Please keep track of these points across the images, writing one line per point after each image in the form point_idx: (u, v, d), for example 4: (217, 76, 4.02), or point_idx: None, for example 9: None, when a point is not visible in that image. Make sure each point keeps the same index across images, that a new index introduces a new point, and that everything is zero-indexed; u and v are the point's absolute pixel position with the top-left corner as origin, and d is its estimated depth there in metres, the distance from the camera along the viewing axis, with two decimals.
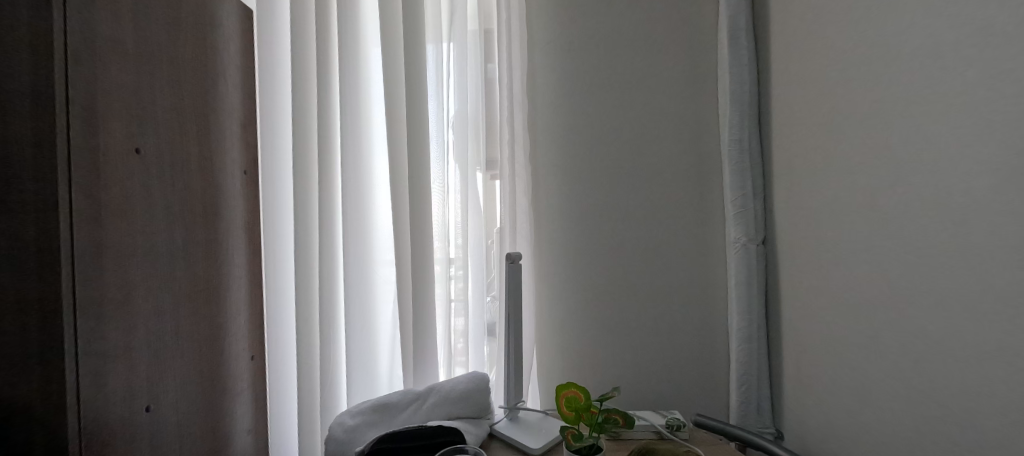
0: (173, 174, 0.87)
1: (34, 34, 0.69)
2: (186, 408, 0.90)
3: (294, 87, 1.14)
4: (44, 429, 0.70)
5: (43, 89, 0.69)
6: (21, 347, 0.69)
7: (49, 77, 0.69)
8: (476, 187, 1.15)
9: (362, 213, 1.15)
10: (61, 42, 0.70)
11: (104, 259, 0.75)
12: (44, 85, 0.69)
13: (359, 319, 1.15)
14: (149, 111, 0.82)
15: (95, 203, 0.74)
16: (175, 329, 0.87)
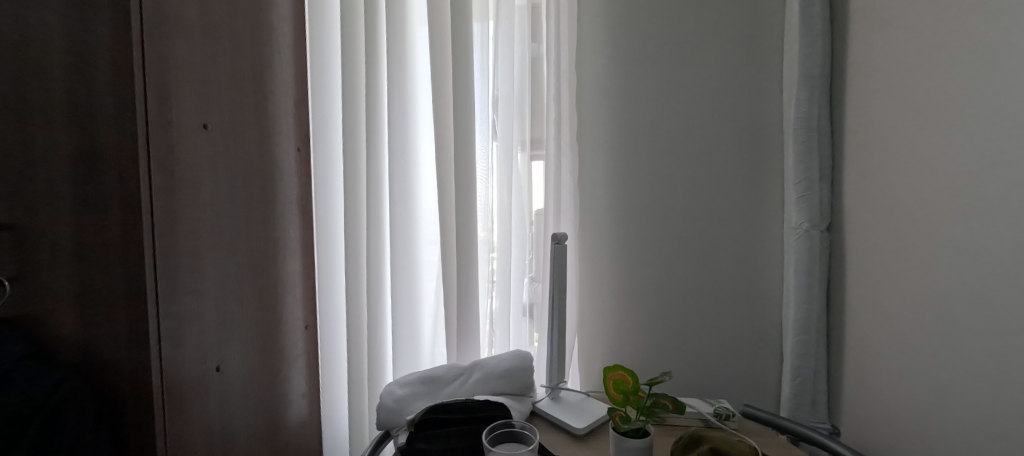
0: (235, 149, 0.91)
1: (115, 11, 0.73)
2: (250, 370, 0.97)
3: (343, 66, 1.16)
4: (133, 382, 0.77)
5: (123, 67, 0.73)
6: (114, 305, 0.76)
7: (129, 54, 0.73)
8: (519, 167, 1.15)
9: (408, 191, 1.17)
10: (137, 21, 0.73)
11: (179, 229, 0.81)
12: (125, 62, 0.73)
13: (405, 294, 1.18)
14: (214, 87, 0.86)
15: (169, 176, 0.79)
16: (238, 297, 0.93)
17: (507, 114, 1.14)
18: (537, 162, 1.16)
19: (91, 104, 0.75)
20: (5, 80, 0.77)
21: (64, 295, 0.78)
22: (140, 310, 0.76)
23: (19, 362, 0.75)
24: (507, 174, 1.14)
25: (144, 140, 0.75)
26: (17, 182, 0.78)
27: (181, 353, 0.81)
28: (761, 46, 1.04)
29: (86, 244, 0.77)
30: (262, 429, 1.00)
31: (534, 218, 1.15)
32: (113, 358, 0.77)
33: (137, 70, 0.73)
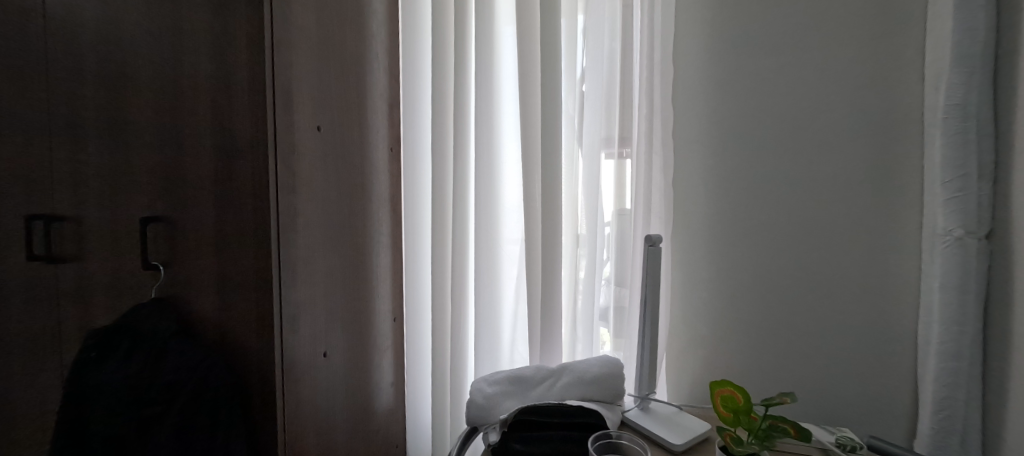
0: (339, 152, 0.98)
1: (252, 25, 0.81)
2: (350, 356, 1.04)
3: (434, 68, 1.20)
4: (259, 360, 0.85)
5: (258, 75, 0.82)
6: (246, 289, 0.86)
7: (263, 64, 0.81)
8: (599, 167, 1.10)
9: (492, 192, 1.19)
10: (270, 33, 0.81)
11: (299, 222, 0.88)
12: (259, 70, 0.82)
13: (486, 294, 1.19)
14: (327, 92, 0.94)
15: (292, 174, 0.86)
16: (341, 290, 1.00)
17: (595, 111, 1.11)
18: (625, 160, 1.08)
19: (230, 114, 0.84)
20: (166, 90, 0.90)
21: (205, 281, 0.89)
22: (267, 300, 0.84)
23: (170, 339, 0.87)
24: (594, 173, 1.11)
25: (272, 145, 0.83)
26: (173, 180, 0.91)
27: (298, 336, 0.89)
28: (897, 23, 0.90)
29: (223, 238, 0.87)
30: (356, 413, 1.06)
31: (618, 220, 1.09)
32: (244, 341, 0.86)
33: (269, 78, 0.82)
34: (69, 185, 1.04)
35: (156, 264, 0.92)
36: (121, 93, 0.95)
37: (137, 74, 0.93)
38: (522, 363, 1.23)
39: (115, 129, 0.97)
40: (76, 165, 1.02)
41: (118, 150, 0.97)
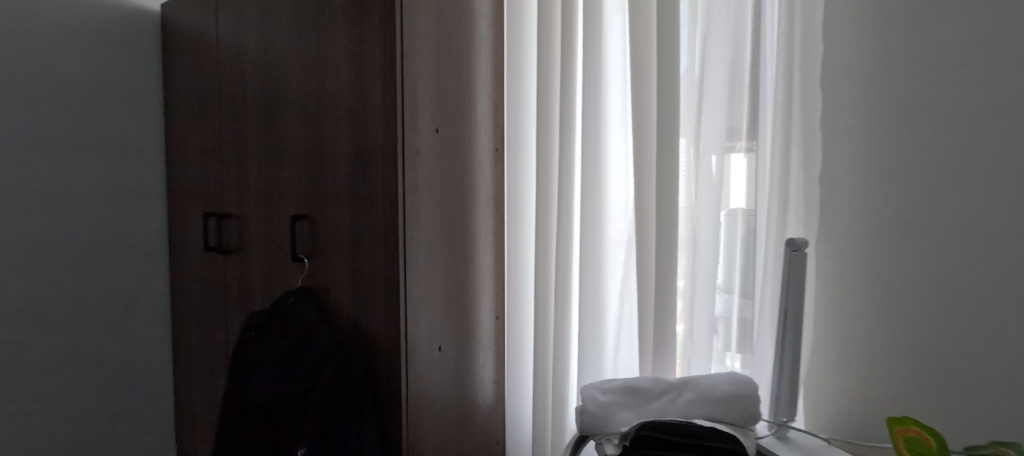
0: (451, 153, 1.03)
1: (384, 38, 0.88)
2: (459, 351, 1.07)
3: (539, 65, 1.19)
4: (386, 348, 0.92)
5: (388, 82, 0.88)
6: (376, 282, 0.92)
7: (393, 71, 0.88)
8: (721, 162, 0.98)
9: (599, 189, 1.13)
10: (400, 43, 0.87)
11: (419, 221, 0.94)
12: (389, 78, 0.88)
13: (592, 296, 1.14)
14: (442, 98, 1.00)
15: (415, 175, 0.92)
16: (453, 286, 1.04)
17: (711, 96, 0.99)
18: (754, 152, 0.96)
19: (365, 121, 0.92)
20: (309, 102, 1.01)
21: (341, 274, 0.98)
22: (393, 293, 0.90)
23: (314, 326, 0.98)
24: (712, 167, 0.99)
25: (401, 149, 0.89)
26: (314, 182, 1.02)
27: (419, 328, 0.94)
28: None
29: (357, 235, 0.95)
30: (463, 408, 1.09)
31: (743, 220, 0.98)
32: (373, 331, 0.93)
33: (398, 84, 0.88)
34: (234, 187, 1.22)
35: (302, 257, 1.04)
36: (273, 106, 1.09)
37: (286, 90, 1.06)
38: (628, 371, 1.16)
39: (268, 138, 1.11)
40: (240, 170, 1.19)
41: (270, 157, 1.11)
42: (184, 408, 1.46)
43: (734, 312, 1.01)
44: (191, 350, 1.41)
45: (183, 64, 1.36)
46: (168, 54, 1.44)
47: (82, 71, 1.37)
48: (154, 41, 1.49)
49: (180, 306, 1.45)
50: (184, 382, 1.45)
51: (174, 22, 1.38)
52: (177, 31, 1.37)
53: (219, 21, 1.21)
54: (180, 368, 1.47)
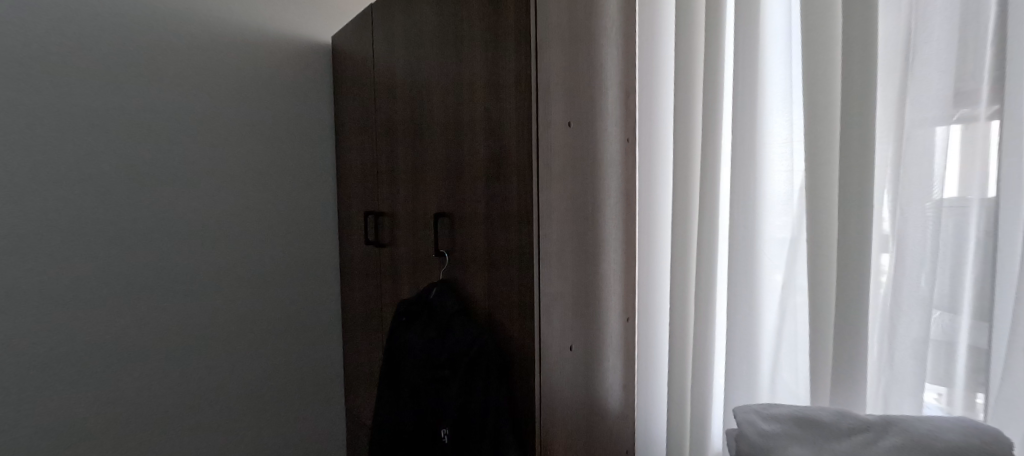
0: (581, 144, 0.97)
1: (520, 29, 0.86)
2: (589, 354, 1.00)
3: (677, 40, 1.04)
4: (522, 342, 0.90)
5: (523, 74, 0.86)
6: (512, 275, 0.91)
7: (528, 62, 0.85)
8: (938, 138, 0.75)
9: (757, 177, 0.96)
10: (535, 33, 0.85)
11: (553, 215, 0.90)
12: (524, 70, 0.86)
13: (745, 303, 0.97)
14: (574, 88, 0.94)
15: (548, 169, 0.88)
16: (584, 284, 0.98)
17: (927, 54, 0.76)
18: (996, 121, 0.72)
19: (500, 115, 0.91)
20: (447, 102, 1.05)
21: (478, 267, 0.99)
22: (527, 289, 0.88)
23: (454, 318, 1.02)
24: (922, 147, 0.76)
25: (536, 140, 0.86)
26: (454, 178, 1.05)
27: (551, 324, 0.90)
28: None
29: (492, 229, 0.95)
30: (592, 416, 1.01)
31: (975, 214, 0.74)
32: (508, 325, 0.93)
33: (533, 75, 0.85)
34: (387, 187, 1.34)
35: (444, 251, 1.09)
36: (417, 111, 1.17)
37: (428, 93, 1.12)
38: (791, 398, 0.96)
39: (415, 139, 1.19)
40: (392, 172, 1.31)
41: (416, 157, 1.19)
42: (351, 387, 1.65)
43: (958, 336, 0.76)
44: (356, 337, 1.58)
45: (349, 84, 1.52)
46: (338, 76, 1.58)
47: (278, 99, 1.53)
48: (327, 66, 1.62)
49: (348, 296, 1.63)
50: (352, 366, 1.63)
51: (342, 49, 1.53)
52: (344, 56, 1.53)
53: (375, 38, 1.33)
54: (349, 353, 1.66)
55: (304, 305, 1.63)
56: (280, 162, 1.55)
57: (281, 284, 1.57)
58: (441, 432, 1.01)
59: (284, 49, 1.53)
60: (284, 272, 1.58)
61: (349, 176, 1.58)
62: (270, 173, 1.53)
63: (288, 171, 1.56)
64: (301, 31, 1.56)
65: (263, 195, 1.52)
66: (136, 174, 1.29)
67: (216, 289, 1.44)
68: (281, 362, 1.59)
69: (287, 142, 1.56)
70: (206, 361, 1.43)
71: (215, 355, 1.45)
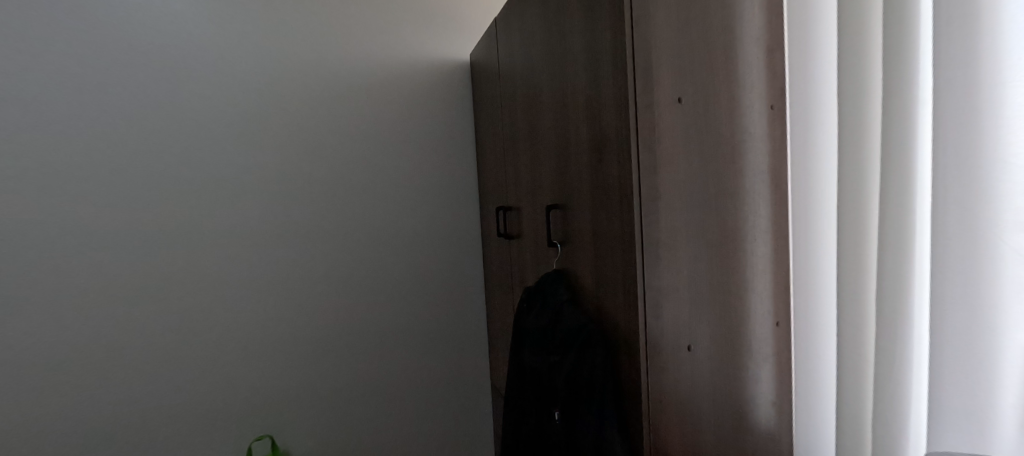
0: (703, 113, 0.77)
1: None
2: (721, 365, 0.81)
3: None
4: (627, 346, 0.77)
5: (618, 45, 0.72)
6: (615, 270, 0.79)
7: (621, 31, 0.71)
8: None
9: (981, 130, 0.62)
10: None
11: (660, 204, 0.74)
12: (619, 40, 0.72)
13: (960, 327, 0.65)
14: (688, 52, 0.76)
15: (652, 154, 0.73)
16: (709, 282, 0.79)
17: None
18: None
19: (599, 88, 0.78)
20: (550, 88, 0.97)
21: (584, 261, 0.88)
22: (630, 279, 0.75)
23: (563, 305, 0.91)
24: None
25: (635, 112, 0.71)
26: (558, 168, 0.96)
27: (663, 326, 0.75)
28: None
29: (595, 216, 0.83)
30: (729, 432, 0.83)
31: None
32: (614, 319, 0.80)
33: (628, 44, 0.70)
34: (514, 183, 1.33)
35: (556, 242, 1.01)
36: (528, 102, 1.12)
37: (536, 81, 1.05)
38: None
39: (529, 130, 1.13)
40: (516, 167, 1.28)
41: (529, 149, 1.14)
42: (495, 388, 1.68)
43: None
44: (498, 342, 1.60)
45: (484, 95, 1.55)
46: (476, 92, 1.63)
47: (426, 121, 1.63)
48: (469, 84, 1.68)
49: (490, 296, 1.66)
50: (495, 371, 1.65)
51: (478, 65, 1.58)
52: (480, 72, 1.57)
53: (499, 43, 1.33)
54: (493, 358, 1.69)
55: (449, 312, 1.70)
56: (430, 178, 1.65)
57: (433, 291, 1.67)
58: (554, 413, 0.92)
59: (430, 74, 1.63)
60: (436, 280, 1.67)
61: (487, 182, 1.61)
62: (421, 189, 1.64)
63: (436, 185, 1.66)
64: (444, 55, 1.64)
65: (406, 206, 1.62)
66: (315, 195, 1.51)
67: (373, 297, 1.59)
68: (435, 364, 1.69)
69: (435, 159, 1.65)
70: (371, 358, 1.60)
71: (372, 354, 1.60)
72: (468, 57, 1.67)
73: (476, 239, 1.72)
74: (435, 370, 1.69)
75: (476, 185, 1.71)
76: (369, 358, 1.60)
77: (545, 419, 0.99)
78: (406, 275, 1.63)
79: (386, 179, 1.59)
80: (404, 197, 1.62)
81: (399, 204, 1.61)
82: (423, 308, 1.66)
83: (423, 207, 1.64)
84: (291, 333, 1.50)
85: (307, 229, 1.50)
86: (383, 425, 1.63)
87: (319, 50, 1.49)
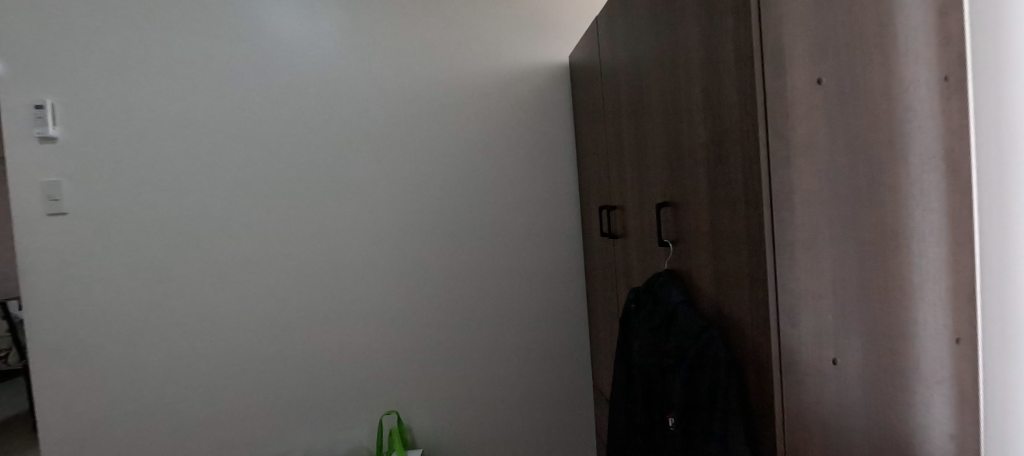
0: (849, 93, 0.67)
1: None
2: (877, 384, 0.69)
3: None
4: (754, 354, 0.70)
5: (741, 26, 0.66)
6: (736, 272, 0.71)
7: (746, 11, 0.65)
8: None
9: None
10: None
11: (795, 199, 0.66)
12: (742, 21, 0.65)
13: None
14: (831, 28, 0.66)
15: (785, 143, 0.65)
16: (858, 287, 0.68)
17: None
18: None
19: (716, 74, 0.72)
20: (661, 78, 0.91)
21: (701, 262, 0.81)
22: (758, 282, 0.67)
23: (677, 307, 0.84)
24: None
25: (761, 96, 0.65)
26: (670, 162, 0.90)
27: (799, 336, 0.67)
28: None
29: (712, 211, 0.76)
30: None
31: None
32: (738, 322, 0.72)
33: (753, 24, 0.64)
34: (620, 180, 1.27)
35: (668, 241, 0.94)
36: (635, 94, 1.06)
37: (644, 72, 0.99)
38: None
39: (636, 124, 1.08)
40: (621, 163, 1.23)
41: (636, 144, 1.09)
42: (598, 391, 1.65)
43: None
44: (601, 344, 1.57)
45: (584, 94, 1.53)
46: (576, 93, 1.63)
47: (527, 125, 1.66)
48: (568, 86, 1.68)
49: (593, 298, 1.63)
50: (598, 373, 1.62)
51: (578, 66, 1.57)
52: (580, 72, 1.57)
53: (600, 42, 1.31)
54: (595, 360, 1.66)
55: (550, 313, 1.70)
56: (531, 179, 1.67)
57: (536, 290, 1.69)
58: (668, 420, 0.85)
59: (530, 79, 1.66)
60: (538, 280, 1.69)
61: (588, 182, 1.58)
62: (523, 190, 1.67)
63: (537, 186, 1.68)
64: (543, 59, 1.67)
65: (506, 207, 1.66)
66: (420, 200, 1.62)
67: (473, 295, 1.66)
68: (539, 363, 1.70)
69: (536, 161, 1.67)
70: (473, 355, 1.66)
71: (473, 350, 1.66)
72: (568, 59, 1.67)
73: (577, 240, 1.71)
74: (538, 369, 1.70)
75: (576, 185, 1.70)
76: (476, 353, 1.67)
77: (658, 426, 0.93)
78: (510, 275, 1.68)
79: (490, 181, 1.65)
80: (507, 198, 1.66)
81: (503, 206, 1.66)
82: (526, 308, 1.68)
83: (525, 208, 1.67)
84: (398, 328, 1.62)
85: (422, 231, 1.63)
86: (484, 420, 1.68)
87: (428, 64, 1.61)
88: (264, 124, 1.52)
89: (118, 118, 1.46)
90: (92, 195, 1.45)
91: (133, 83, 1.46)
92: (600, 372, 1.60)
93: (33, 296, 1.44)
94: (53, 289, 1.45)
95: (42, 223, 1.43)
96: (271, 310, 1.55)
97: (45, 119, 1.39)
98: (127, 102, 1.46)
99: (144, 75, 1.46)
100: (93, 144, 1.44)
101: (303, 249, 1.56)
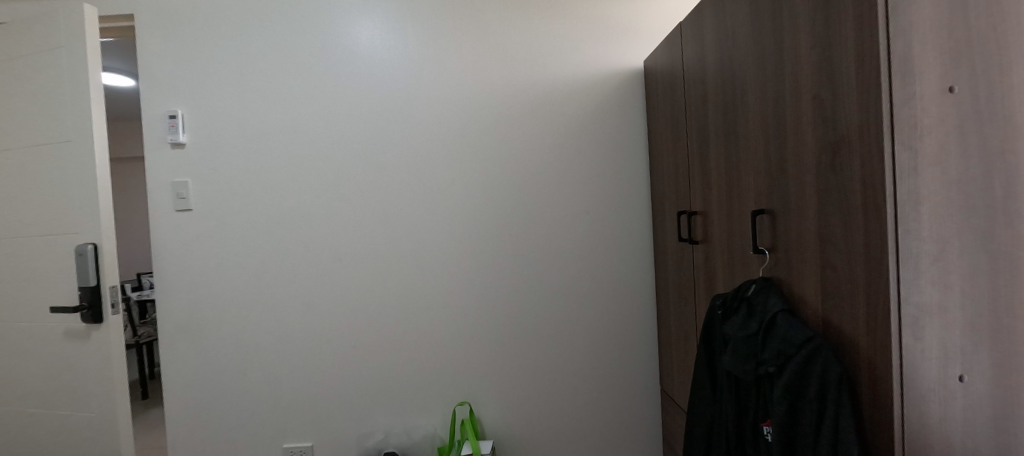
0: (976, 102, 0.65)
1: None
2: (1008, 403, 0.67)
3: None
4: (871, 366, 0.69)
5: (866, 37, 0.66)
6: (852, 283, 0.71)
7: (872, 22, 0.65)
8: None
9: None
10: None
11: (923, 210, 0.65)
12: (867, 32, 0.66)
13: None
14: (962, 36, 0.65)
15: (914, 153, 0.64)
16: (989, 301, 0.66)
17: None
18: None
19: (833, 80, 0.72)
20: (761, 85, 0.91)
21: (806, 271, 0.80)
22: (880, 293, 0.66)
23: (777, 315, 0.83)
24: None
25: (887, 102, 0.64)
26: (770, 169, 0.89)
27: (923, 349, 0.65)
28: None
29: (824, 221, 0.75)
30: None
31: None
32: (853, 332, 0.71)
33: (880, 34, 0.64)
34: (700, 185, 1.27)
35: (763, 249, 0.93)
36: (725, 100, 1.06)
37: (738, 78, 0.99)
38: None
39: (724, 131, 1.08)
40: (704, 169, 1.23)
41: (724, 150, 1.08)
42: (668, 398, 1.63)
43: None
44: (673, 351, 1.55)
45: (660, 99, 1.53)
46: (651, 98, 1.62)
47: (601, 129, 1.69)
48: (643, 90, 1.69)
49: (665, 303, 1.61)
50: (669, 380, 1.60)
51: (654, 71, 1.57)
52: (656, 78, 1.56)
53: (683, 47, 1.31)
54: (666, 366, 1.64)
55: (619, 316, 1.71)
56: (603, 184, 1.69)
57: (605, 294, 1.70)
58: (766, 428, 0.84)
59: (604, 85, 1.68)
60: (608, 284, 1.70)
61: (662, 186, 1.58)
62: (594, 195, 1.69)
63: (609, 191, 1.69)
64: (618, 65, 1.68)
65: (577, 211, 1.69)
66: (494, 203, 1.69)
67: (544, 295, 1.70)
68: (608, 366, 1.71)
69: (609, 165, 1.69)
70: (541, 354, 1.71)
71: (541, 349, 1.71)
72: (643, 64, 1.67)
73: (648, 245, 1.71)
74: (606, 371, 1.71)
75: (649, 190, 1.69)
76: (545, 352, 1.71)
77: (749, 434, 0.90)
78: (580, 277, 1.70)
79: (563, 185, 1.69)
80: (579, 203, 1.69)
81: (574, 210, 1.69)
82: (595, 311, 1.70)
83: (597, 212, 1.69)
84: (471, 324, 1.70)
85: (494, 232, 1.69)
86: (551, 418, 1.72)
87: (506, 72, 1.68)
88: (359, 129, 1.69)
89: (233, 126, 1.70)
90: (211, 193, 1.71)
91: (252, 96, 1.70)
92: (671, 379, 1.59)
93: (165, 278, 1.72)
94: (186, 271, 1.72)
95: (173, 216, 1.71)
96: (359, 298, 1.71)
97: (177, 127, 1.68)
98: (239, 112, 1.70)
99: (253, 88, 1.70)
100: (212, 148, 1.70)
101: (388, 244, 1.70)
